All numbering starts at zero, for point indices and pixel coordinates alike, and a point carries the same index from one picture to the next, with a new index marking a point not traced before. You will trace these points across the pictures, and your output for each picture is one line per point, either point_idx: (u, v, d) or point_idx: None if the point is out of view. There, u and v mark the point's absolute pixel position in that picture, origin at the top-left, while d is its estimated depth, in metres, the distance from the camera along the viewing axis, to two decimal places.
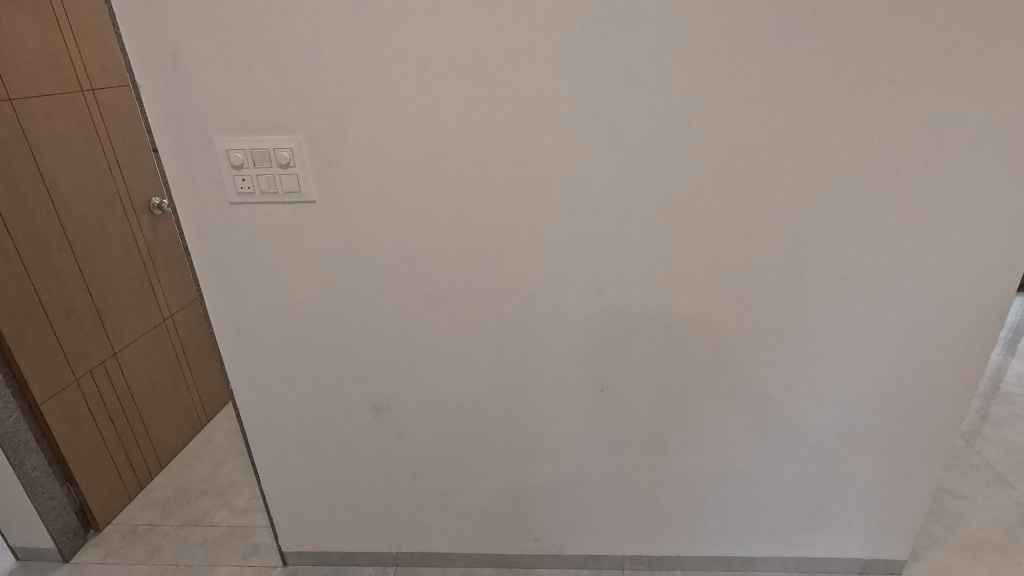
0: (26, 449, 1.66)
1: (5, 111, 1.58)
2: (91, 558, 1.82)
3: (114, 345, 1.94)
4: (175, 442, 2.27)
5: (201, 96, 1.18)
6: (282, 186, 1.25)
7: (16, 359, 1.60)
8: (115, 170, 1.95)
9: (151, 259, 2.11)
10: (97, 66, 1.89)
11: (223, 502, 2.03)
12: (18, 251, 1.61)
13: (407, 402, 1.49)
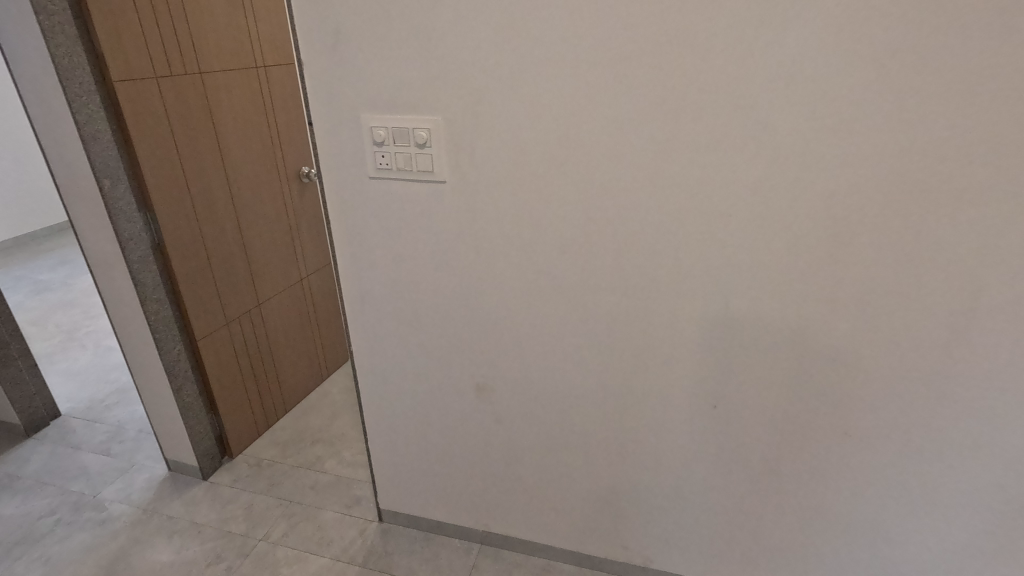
0: (184, 376, 1.93)
1: (194, 82, 1.80)
2: (223, 480, 2.08)
3: (259, 296, 2.17)
4: (301, 390, 2.50)
5: (354, 77, 1.25)
6: (417, 165, 1.30)
7: (182, 299, 1.85)
8: (275, 140, 2.15)
9: (296, 222, 2.32)
10: (270, 44, 2.08)
11: (333, 451, 2.21)
12: (193, 206, 1.84)
13: (509, 388, 1.51)
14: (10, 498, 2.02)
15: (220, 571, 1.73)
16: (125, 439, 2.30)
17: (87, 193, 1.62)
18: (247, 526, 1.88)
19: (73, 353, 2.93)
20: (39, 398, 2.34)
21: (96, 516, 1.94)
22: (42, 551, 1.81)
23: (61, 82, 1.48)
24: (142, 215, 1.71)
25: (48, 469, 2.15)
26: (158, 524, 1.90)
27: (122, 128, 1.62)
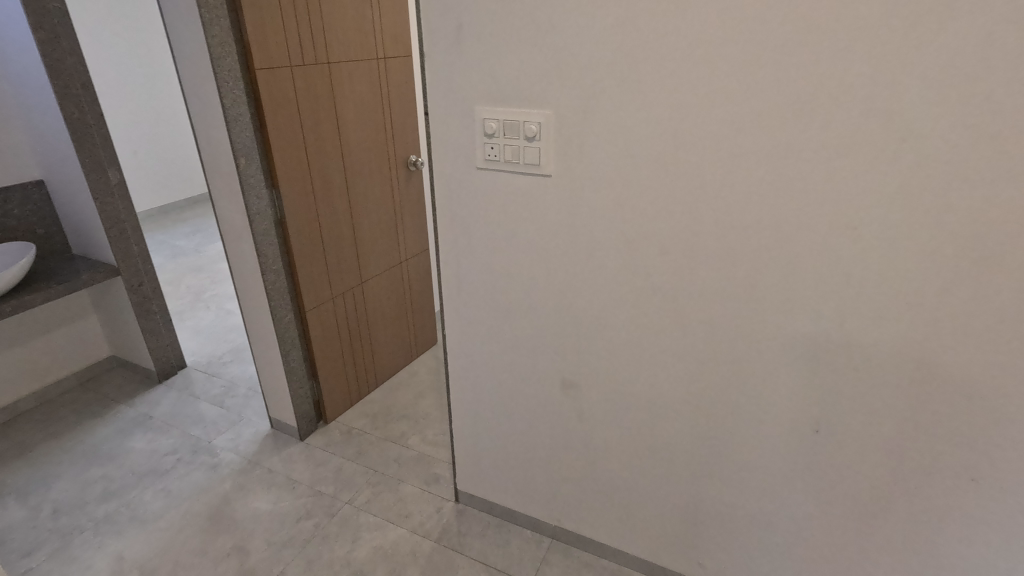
0: (291, 343, 2.09)
1: (323, 71, 1.93)
2: (317, 443, 2.23)
3: (362, 275, 2.30)
4: (392, 367, 2.63)
5: (470, 68, 1.29)
6: (524, 157, 1.31)
7: (296, 272, 2.01)
8: (389, 128, 2.26)
9: (401, 207, 2.43)
10: (392, 37, 2.19)
11: (417, 428, 2.31)
12: (312, 186, 1.99)
13: (595, 387, 1.50)
14: (143, 434, 2.29)
15: (309, 526, 1.87)
16: (236, 394, 2.54)
17: (226, 169, 1.80)
18: (335, 488, 2.02)
19: (199, 313, 3.27)
20: (170, 350, 2.64)
21: (209, 460, 2.16)
22: (165, 485, 2.04)
23: (214, 68, 1.64)
24: (269, 192, 1.87)
25: (174, 413, 2.42)
26: (260, 475, 2.08)
27: (259, 112, 1.77)
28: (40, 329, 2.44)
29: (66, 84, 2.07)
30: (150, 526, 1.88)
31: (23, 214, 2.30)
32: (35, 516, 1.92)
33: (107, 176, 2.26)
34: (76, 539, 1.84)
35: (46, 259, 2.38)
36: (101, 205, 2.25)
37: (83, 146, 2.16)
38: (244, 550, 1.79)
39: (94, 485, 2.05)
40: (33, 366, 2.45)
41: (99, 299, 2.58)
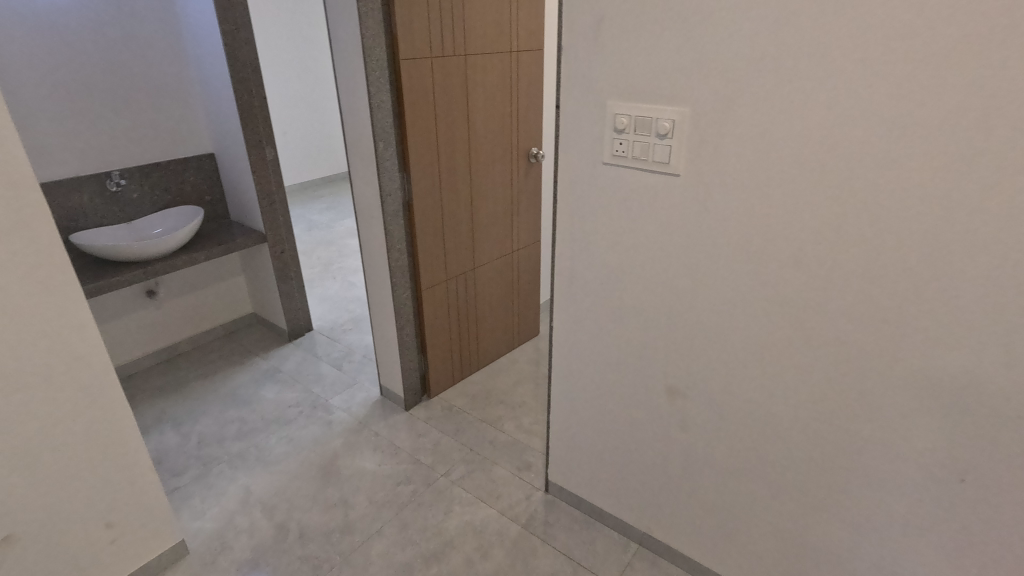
0: (406, 319, 2.23)
1: (459, 63, 2.02)
2: (419, 415, 2.36)
3: (476, 261, 2.39)
4: (494, 353, 2.70)
5: (608, 63, 1.28)
6: (653, 155, 1.29)
7: (416, 252, 2.13)
8: (514, 120, 2.31)
9: (518, 198, 2.48)
10: (527, 31, 2.23)
11: (513, 415, 2.36)
12: (439, 173, 2.09)
13: (703, 398, 1.44)
14: (273, 386, 2.57)
15: (408, 491, 1.99)
16: (353, 360, 2.76)
17: (365, 152, 1.94)
18: (433, 460, 2.12)
19: (326, 283, 3.58)
20: (300, 313, 2.92)
21: (325, 416, 2.36)
22: (287, 433, 2.27)
23: (364, 58, 1.77)
24: (400, 175, 2.00)
25: (299, 370, 2.68)
26: (367, 437, 2.24)
27: (399, 99, 1.89)
28: (201, 283, 2.81)
29: (240, 70, 2.35)
30: (273, 468, 2.10)
31: (196, 182, 2.66)
32: (184, 443, 2.23)
33: (264, 153, 2.53)
34: (215, 468, 2.10)
35: (211, 223, 2.73)
36: (258, 178, 2.53)
37: (249, 125, 2.44)
38: (350, 503, 1.94)
39: (232, 423, 2.33)
40: (193, 315, 2.82)
41: (248, 262, 2.91)
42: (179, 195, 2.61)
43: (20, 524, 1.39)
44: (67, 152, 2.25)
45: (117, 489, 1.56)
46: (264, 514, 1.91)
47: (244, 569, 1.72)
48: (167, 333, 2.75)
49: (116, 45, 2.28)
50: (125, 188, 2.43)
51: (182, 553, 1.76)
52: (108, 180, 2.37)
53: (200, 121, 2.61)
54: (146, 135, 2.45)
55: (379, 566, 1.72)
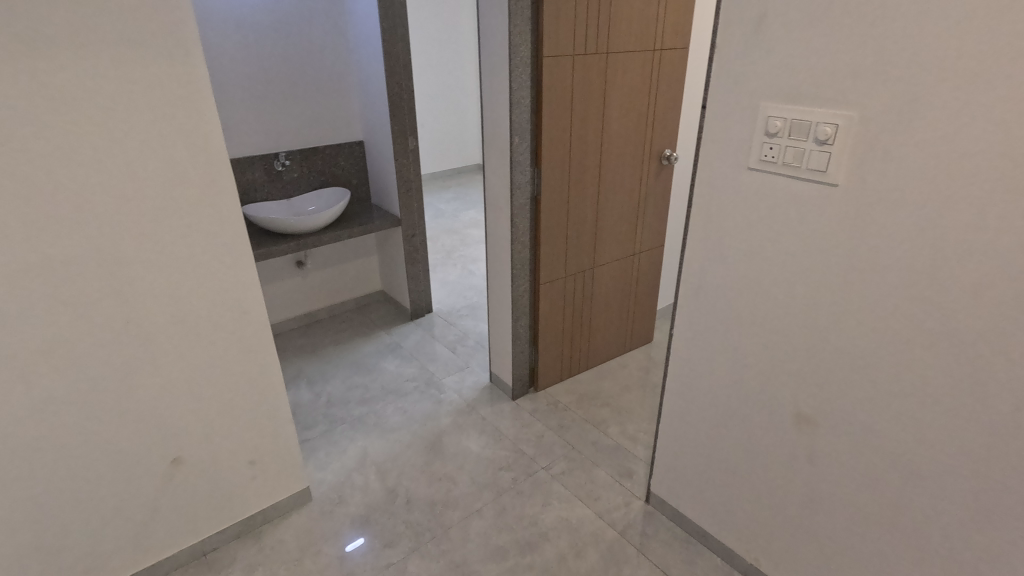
0: (522, 310, 2.28)
1: (600, 60, 2.01)
2: (525, 406, 2.41)
3: (595, 260, 2.38)
4: (604, 354, 2.67)
5: (767, 62, 1.20)
6: (808, 162, 1.19)
7: (539, 246, 2.16)
8: (650, 120, 2.26)
9: (645, 200, 2.43)
10: (673, 29, 2.17)
11: (618, 420, 2.32)
12: (569, 170, 2.10)
13: (838, 430, 1.32)
14: (393, 359, 2.76)
15: (508, 478, 2.04)
16: (466, 345, 2.88)
17: (500, 145, 2.01)
18: (535, 452, 2.16)
19: (448, 269, 3.77)
20: (423, 294, 3.10)
21: (438, 395, 2.50)
22: (403, 405, 2.43)
23: (510, 54, 1.83)
24: (531, 170, 2.04)
25: (417, 348, 2.85)
26: (475, 420, 2.33)
27: (538, 96, 1.93)
28: (340, 259, 3.09)
29: (393, 64, 2.53)
30: (388, 435, 2.26)
31: (346, 167, 2.92)
32: (315, 401, 2.47)
33: (407, 143, 2.71)
34: (339, 427, 2.31)
35: (354, 205, 2.99)
36: (399, 166, 2.72)
37: (396, 116, 2.63)
38: (453, 479, 2.04)
39: (356, 389, 2.54)
40: (331, 286, 3.11)
41: (382, 243, 3.14)
42: (331, 177, 2.88)
43: (187, 449, 1.63)
44: (247, 134, 2.58)
45: (261, 432, 1.77)
46: (377, 476, 2.06)
47: (356, 523, 1.87)
48: (309, 300, 3.06)
49: (293, 41, 2.57)
50: (288, 169, 2.73)
51: (307, 499, 1.95)
52: (275, 160, 2.68)
53: (355, 110, 2.85)
54: (309, 121, 2.73)
55: (476, 545, 1.78)
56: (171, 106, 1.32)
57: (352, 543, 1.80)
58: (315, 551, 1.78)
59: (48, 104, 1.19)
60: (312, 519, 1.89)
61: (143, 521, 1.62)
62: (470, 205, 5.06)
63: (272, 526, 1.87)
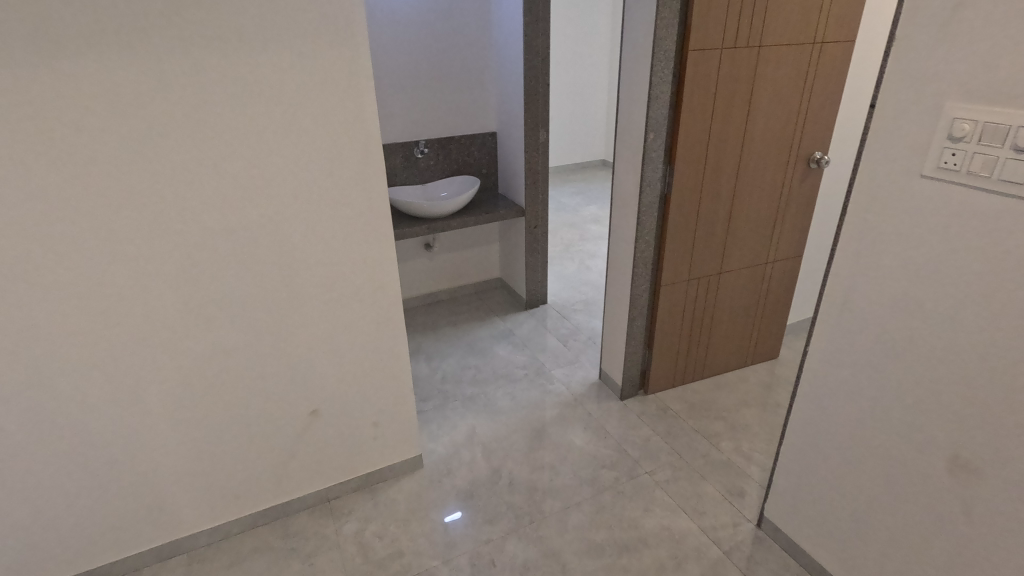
0: (639, 310, 2.23)
1: (750, 55, 1.89)
2: (633, 407, 2.37)
3: (723, 265, 2.26)
4: (722, 365, 2.54)
5: (960, 56, 1.06)
6: (1001, 173, 1.04)
7: (664, 247, 2.10)
8: (800, 119, 2.09)
9: (785, 205, 2.25)
10: (837, 20, 1.98)
11: (732, 435, 2.20)
12: (704, 169, 2.01)
13: (1006, 482, 1.14)
14: (506, 345, 2.84)
15: (610, 477, 2.02)
16: (578, 340, 2.88)
17: (634, 141, 1.97)
18: (640, 455, 2.11)
19: (565, 262, 3.79)
20: (539, 285, 3.16)
21: (546, 385, 2.53)
22: (512, 391, 2.50)
23: (653, 48, 1.79)
24: (664, 168, 1.98)
25: (530, 337, 2.91)
26: (581, 415, 2.34)
27: (679, 91, 1.87)
28: (464, 244, 3.23)
29: (533, 58, 2.59)
30: (496, 418, 2.34)
31: (478, 156, 3.04)
32: (432, 376, 2.62)
33: (538, 136, 2.76)
34: (451, 403, 2.43)
35: (482, 193, 3.11)
36: (528, 158, 2.78)
37: (530, 109, 2.68)
38: (555, 470, 2.06)
39: (470, 369, 2.66)
40: (453, 270, 3.27)
41: (504, 232, 3.24)
42: (463, 165, 3.02)
43: (323, 404, 1.81)
44: (393, 122, 2.78)
45: (385, 397, 1.92)
46: (483, 455, 2.15)
47: (461, 496, 1.97)
48: (432, 281, 3.24)
49: (442, 35, 2.72)
50: (426, 156, 2.91)
51: (418, 465, 2.09)
52: (416, 148, 2.86)
53: (491, 102, 2.96)
54: (448, 112, 2.88)
55: (573, 537, 1.80)
56: (339, 95, 1.46)
57: (456, 513, 1.90)
58: (422, 515, 1.90)
59: (243, 91, 1.37)
60: (422, 485, 2.02)
61: (283, 461, 1.83)
62: (592, 201, 5.03)
63: (387, 485, 2.03)
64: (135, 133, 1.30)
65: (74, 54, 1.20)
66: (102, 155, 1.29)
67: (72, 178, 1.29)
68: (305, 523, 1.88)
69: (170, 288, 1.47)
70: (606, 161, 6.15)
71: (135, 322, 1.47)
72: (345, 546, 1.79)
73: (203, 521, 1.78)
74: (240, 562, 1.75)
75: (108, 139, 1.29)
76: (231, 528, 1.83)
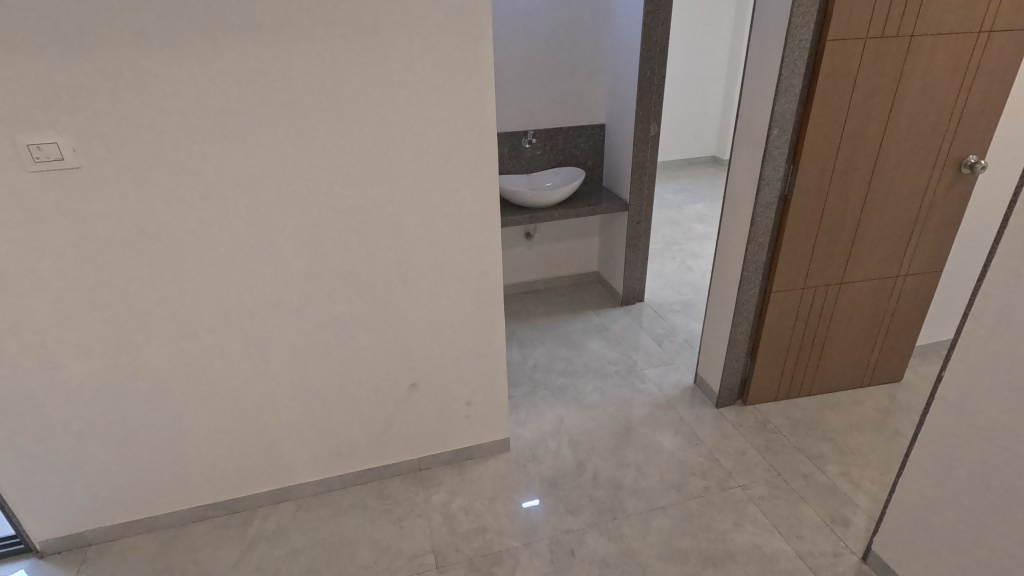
0: (745, 316, 2.12)
1: (899, 45, 1.72)
2: (729, 417, 2.26)
3: (845, 275, 2.08)
4: (834, 383, 2.35)
5: None
6: None
7: (779, 250, 1.98)
8: (954, 118, 1.87)
9: (926, 214, 2.03)
10: (1012, 6, 1.74)
11: (840, 459, 2.04)
12: (833, 170, 1.86)
13: None
14: (599, 340, 2.82)
15: (699, 485, 1.95)
16: (674, 341, 2.80)
17: (755, 137, 1.86)
18: (733, 467, 2.02)
19: (665, 261, 3.68)
20: (637, 282, 3.10)
21: (638, 383, 2.49)
22: (602, 385, 2.48)
23: (787, 39, 1.67)
24: (786, 166, 1.86)
25: (624, 334, 2.87)
26: (672, 418, 2.27)
27: (811, 84, 1.74)
28: (564, 236, 3.24)
29: (650, 49, 2.52)
30: (584, 411, 2.34)
31: (584, 148, 3.03)
32: (524, 363, 2.67)
33: (649, 129, 2.69)
34: (541, 392, 2.46)
35: (585, 186, 3.09)
36: (636, 151, 2.72)
37: (642, 101, 2.62)
38: (641, 470, 2.03)
39: (561, 360, 2.68)
40: (551, 260, 3.29)
41: (605, 226, 3.20)
42: (569, 156, 3.02)
43: (422, 378, 1.91)
44: (504, 112, 2.83)
45: (479, 379, 1.98)
46: (569, 446, 2.16)
47: (544, 483, 1.99)
48: (530, 270, 3.28)
49: (558, 26, 2.72)
50: (533, 147, 2.94)
51: (505, 447, 2.14)
52: (523, 138, 2.90)
53: (602, 94, 2.93)
54: (558, 103, 2.89)
55: (656, 540, 1.76)
56: (460, 83, 1.52)
57: (538, 499, 1.93)
58: (505, 497, 1.95)
59: (374, 78, 1.46)
60: (507, 468, 2.07)
61: (382, 428, 1.96)
62: (698, 199, 4.83)
63: (474, 462, 2.10)
64: (280, 115, 1.43)
65: (235, 43, 1.34)
66: (251, 135, 1.44)
67: (225, 155, 1.44)
68: (398, 488, 2.00)
69: (298, 259, 1.61)
70: (716, 158, 5.87)
71: (267, 288, 1.62)
72: (432, 515, 1.89)
73: (311, 473, 1.95)
74: (339, 515, 1.90)
75: (258, 120, 1.42)
76: (333, 483, 1.99)
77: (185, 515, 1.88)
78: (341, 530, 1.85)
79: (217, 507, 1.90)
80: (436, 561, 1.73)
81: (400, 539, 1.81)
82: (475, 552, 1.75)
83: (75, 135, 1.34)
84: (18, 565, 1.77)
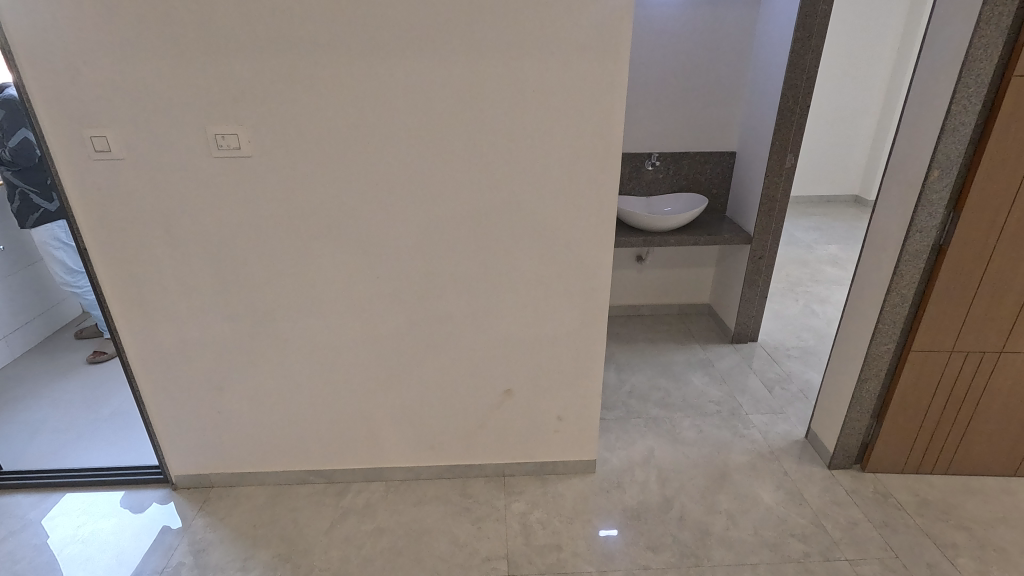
0: (874, 372, 1.92)
1: None
2: (842, 482, 2.05)
3: (1006, 344, 1.80)
4: (976, 467, 2.04)
5: None
6: None
7: (925, 305, 1.76)
8: None
9: None
10: None
11: (976, 553, 1.75)
12: (1004, 223, 1.63)
13: None
14: (702, 376, 2.69)
15: (798, 549, 1.78)
16: (787, 389, 2.59)
17: (910, 179, 1.68)
18: (841, 537, 1.82)
19: (786, 302, 3.43)
20: (751, 320, 2.92)
21: (740, 428, 2.33)
22: (700, 423, 2.36)
23: (962, 72, 1.49)
24: (945, 213, 1.66)
25: (730, 373, 2.71)
26: (776, 471, 2.10)
27: (988, 123, 1.54)
28: (678, 262, 3.14)
29: (796, 76, 2.37)
30: (678, 446, 2.24)
31: (709, 175, 2.93)
32: (619, 386, 2.62)
33: (784, 160, 2.53)
34: (634, 419, 2.40)
35: (706, 214, 2.99)
36: (767, 183, 2.57)
37: (781, 131, 2.47)
38: (734, 520, 1.89)
39: (659, 390, 2.59)
40: (660, 287, 3.21)
41: (722, 258, 3.06)
42: (691, 183, 2.94)
43: (517, 386, 1.95)
44: (629, 133, 2.82)
45: (573, 396, 1.98)
46: (658, 480, 2.07)
47: (626, 512, 1.93)
48: (636, 294, 3.23)
49: (696, 48, 2.66)
50: (655, 169, 2.89)
51: (590, 469, 2.12)
52: (647, 160, 2.87)
53: (737, 121, 2.81)
54: (687, 128, 2.82)
55: None
56: (591, 100, 1.54)
57: (618, 529, 1.87)
58: (585, 519, 1.91)
59: (507, 96, 1.53)
60: (590, 489, 2.04)
61: (473, 428, 2.02)
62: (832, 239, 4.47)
63: (557, 478, 2.10)
64: (418, 119, 1.54)
65: (390, 53, 1.47)
66: (393, 141, 1.57)
67: (367, 156, 1.58)
68: (480, 490, 2.05)
69: (417, 256, 1.72)
70: (858, 199, 5.42)
71: (387, 280, 1.75)
72: (510, 523, 1.90)
73: (402, 459, 2.07)
74: (423, 504, 1.99)
75: (400, 128, 1.55)
76: (421, 472, 2.09)
77: (291, 476, 2.07)
78: (423, 518, 1.93)
79: (318, 475, 2.07)
80: (508, 568, 1.74)
81: (476, 540, 1.84)
82: (547, 567, 1.74)
83: (251, 127, 1.54)
84: (156, 493, 2.05)
